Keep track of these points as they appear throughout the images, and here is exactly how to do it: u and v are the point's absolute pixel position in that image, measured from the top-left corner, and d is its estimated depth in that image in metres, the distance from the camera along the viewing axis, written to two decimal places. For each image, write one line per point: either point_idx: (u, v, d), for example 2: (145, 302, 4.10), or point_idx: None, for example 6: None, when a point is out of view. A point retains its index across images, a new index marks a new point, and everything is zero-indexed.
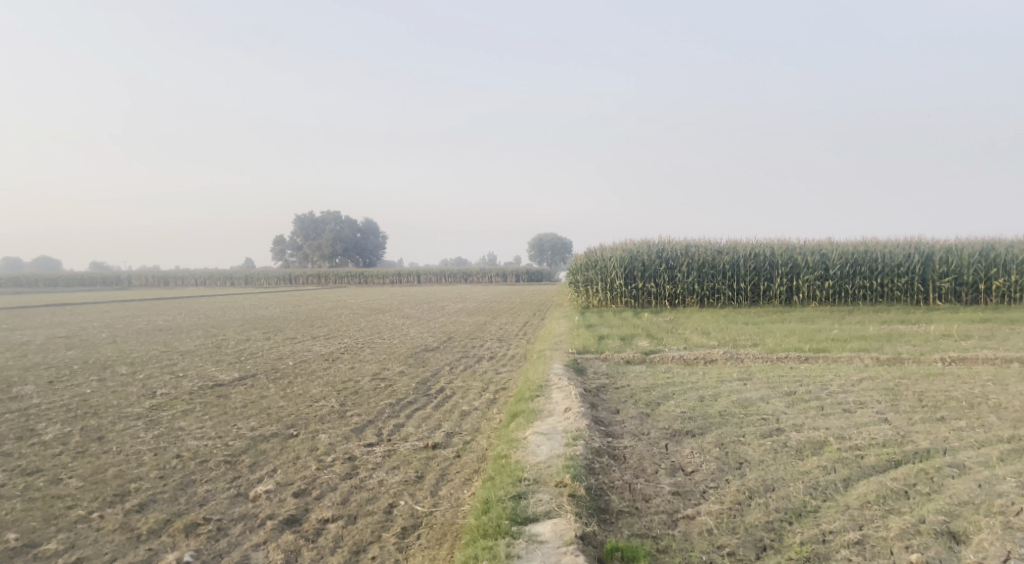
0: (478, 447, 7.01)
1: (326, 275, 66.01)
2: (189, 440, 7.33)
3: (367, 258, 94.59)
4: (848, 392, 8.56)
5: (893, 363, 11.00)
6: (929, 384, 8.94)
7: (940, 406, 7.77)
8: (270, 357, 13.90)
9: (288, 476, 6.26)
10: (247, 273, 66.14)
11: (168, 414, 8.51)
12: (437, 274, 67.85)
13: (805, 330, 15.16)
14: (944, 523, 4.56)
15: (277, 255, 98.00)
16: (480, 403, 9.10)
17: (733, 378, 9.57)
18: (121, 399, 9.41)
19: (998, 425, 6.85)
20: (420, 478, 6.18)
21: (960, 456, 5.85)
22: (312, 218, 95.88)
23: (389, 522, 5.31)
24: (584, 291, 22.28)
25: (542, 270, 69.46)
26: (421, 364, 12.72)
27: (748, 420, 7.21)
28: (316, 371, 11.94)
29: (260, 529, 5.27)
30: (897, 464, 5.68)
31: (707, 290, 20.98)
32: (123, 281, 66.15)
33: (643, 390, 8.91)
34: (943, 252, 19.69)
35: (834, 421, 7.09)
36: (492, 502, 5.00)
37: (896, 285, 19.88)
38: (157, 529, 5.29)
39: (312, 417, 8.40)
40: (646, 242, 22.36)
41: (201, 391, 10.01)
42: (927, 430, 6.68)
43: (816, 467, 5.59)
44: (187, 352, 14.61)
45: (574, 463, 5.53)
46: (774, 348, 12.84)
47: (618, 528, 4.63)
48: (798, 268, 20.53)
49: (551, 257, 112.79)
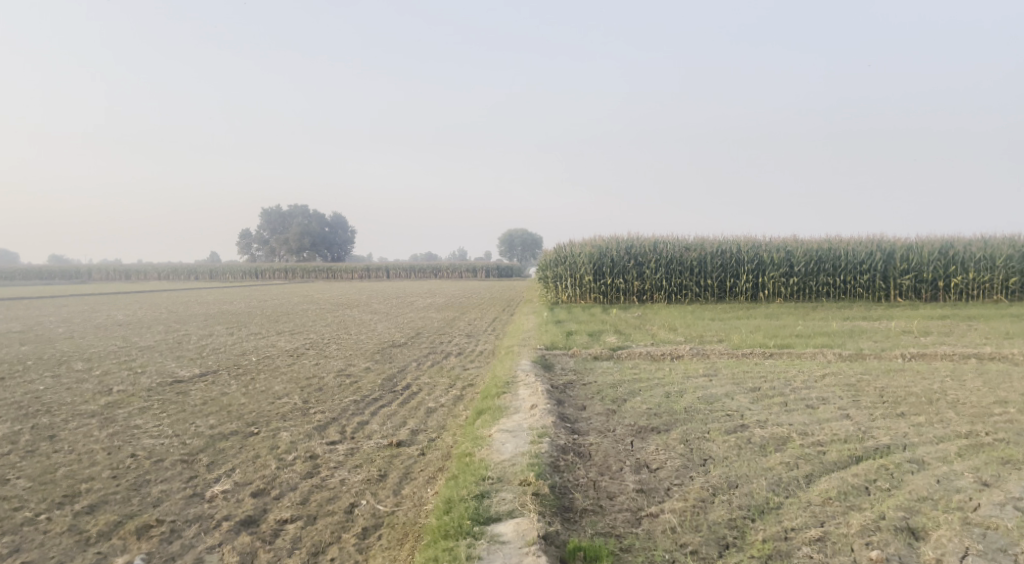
0: (442, 444, 6.93)
1: (293, 269, 65.02)
2: (145, 439, 7.10)
3: (335, 252, 93.54)
4: (811, 388, 8.64)
5: (854, 359, 11.18)
6: (889, 380, 9.09)
7: (900, 401, 7.91)
8: (233, 352, 13.59)
9: (246, 476, 6.10)
10: (212, 268, 64.92)
11: (125, 412, 8.25)
12: (405, 269, 67.23)
13: (770, 327, 15.34)
14: (904, 520, 4.60)
15: (243, 249, 96.31)
16: (446, 400, 9.01)
17: (699, 374, 9.63)
18: (75, 396, 9.10)
19: (956, 420, 6.98)
20: (383, 477, 6.07)
21: (919, 451, 5.93)
22: (279, 212, 94.46)
23: (350, 523, 5.20)
24: (553, 287, 22.25)
25: (512, 265, 69.37)
26: (388, 360, 12.56)
27: (712, 416, 7.24)
28: (279, 367, 11.71)
29: (215, 531, 5.11)
30: (858, 460, 5.73)
31: (675, 286, 21.13)
32: (82, 274, 64.44)
33: (610, 386, 8.91)
34: (904, 250, 20.14)
35: (797, 417, 7.15)
36: (455, 502, 4.92)
37: (859, 281, 20.26)
38: (108, 531, 5.10)
39: (274, 414, 8.22)
40: (615, 238, 22.41)
41: (160, 388, 9.75)
42: (888, 425, 6.77)
43: (779, 463, 5.62)
44: (147, 347, 14.22)
45: (539, 461, 5.47)
46: (739, 344, 12.97)
47: (582, 527, 4.58)
48: (764, 264, 20.79)
49: (521, 252, 112.91)
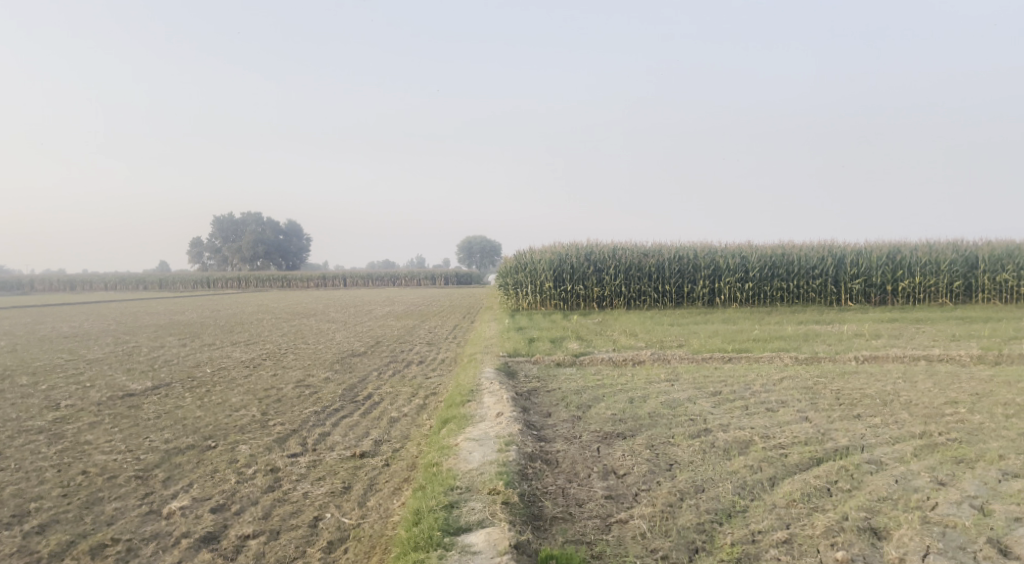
0: (407, 454, 6.84)
1: (247, 278, 63.76)
2: (96, 455, 6.83)
3: (291, 261, 92.02)
4: (770, 392, 8.80)
5: (810, 363, 11.45)
6: (845, 383, 9.33)
7: (856, 403, 8.12)
8: (187, 364, 13.20)
9: (205, 491, 5.91)
10: (162, 277, 63.18)
11: (74, 427, 7.93)
12: (363, 277, 66.53)
13: (728, 331, 15.61)
14: (866, 520, 4.70)
15: (195, 257, 93.95)
16: (409, 410, 8.90)
17: (661, 379, 9.72)
18: (20, 412, 8.70)
19: (910, 421, 7.20)
20: (347, 489, 5.95)
21: (876, 452, 6.09)
22: (232, 219, 92.53)
23: (315, 537, 5.08)
24: (513, 294, 22.26)
25: (470, 272, 69.29)
26: (349, 370, 12.37)
27: (676, 421, 7.31)
28: (235, 378, 11.42)
29: (173, 549, 4.93)
30: (819, 462, 5.85)
31: (634, 292, 21.37)
32: (24, 285, 61.98)
33: (574, 393, 8.92)
34: (854, 255, 20.75)
35: (759, 421, 7.27)
36: (424, 512, 4.84)
37: (811, 286, 20.78)
38: (59, 552, 4.87)
39: (232, 427, 8.00)
40: (575, 245, 22.56)
41: (111, 402, 9.41)
42: (846, 427, 6.94)
43: (743, 467, 5.70)
44: (95, 360, 13.71)
45: (507, 470, 5.44)
46: (699, 349, 13.16)
47: (553, 535, 4.56)
48: (720, 270, 21.18)
49: (480, 259, 112.94)
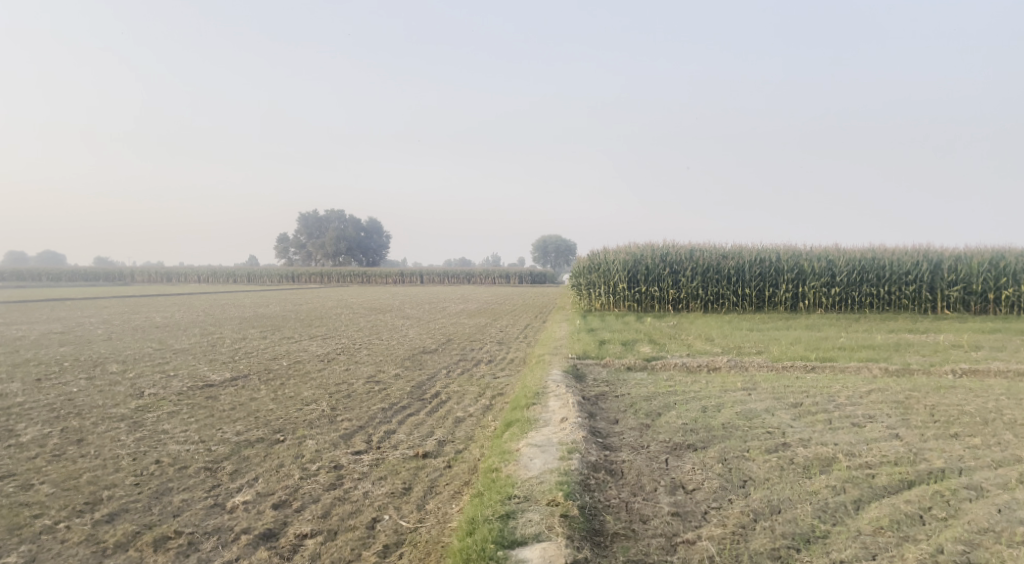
0: (470, 457, 6.73)
1: (330, 273, 65.87)
2: (171, 445, 7.04)
3: (371, 258, 94.63)
4: (857, 405, 8.20)
5: (901, 375, 10.68)
6: (941, 397, 8.62)
7: (953, 421, 7.45)
8: (265, 357, 13.57)
9: (269, 485, 5.96)
10: (249, 271, 65.89)
11: (154, 416, 8.23)
12: (440, 274, 67.39)
13: (811, 338, 14.79)
14: (963, 554, 4.25)
15: (281, 253, 97.31)
16: (475, 410, 8.81)
17: (737, 388, 9.26)
18: (107, 400, 9.11)
19: (1016, 443, 6.52)
20: (407, 490, 5.88)
21: (976, 477, 5.52)
22: (317, 217, 95.76)
23: (371, 539, 5.02)
24: (586, 294, 21.95)
25: (547, 272, 69.12)
26: (418, 367, 12.39)
27: (752, 433, 6.89)
28: (309, 372, 11.64)
29: (232, 545, 4.97)
30: (910, 485, 5.36)
31: (712, 294, 20.67)
32: (125, 276, 65.99)
33: (644, 399, 8.59)
34: (952, 260, 19.34)
35: (843, 437, 6.76)
36: (479, 522, 4.70)
37: (904, 293, 19.54)
38: (124, 543, 4.99)
39: (301, 421, 8.10)
40: (650, 246, 22.02)
41: (191, 392, 9.75)
42: (941, 447, 6.35)
43: (824, 487, 5.27)
44: (181, 351, 14.29)
45: (568, 480, 5.22)
46: (779, 356, 12.51)
47: (613, 554, 4.33)
48: (804, 274, 20.14)
49: (556, 258, 112.57)
